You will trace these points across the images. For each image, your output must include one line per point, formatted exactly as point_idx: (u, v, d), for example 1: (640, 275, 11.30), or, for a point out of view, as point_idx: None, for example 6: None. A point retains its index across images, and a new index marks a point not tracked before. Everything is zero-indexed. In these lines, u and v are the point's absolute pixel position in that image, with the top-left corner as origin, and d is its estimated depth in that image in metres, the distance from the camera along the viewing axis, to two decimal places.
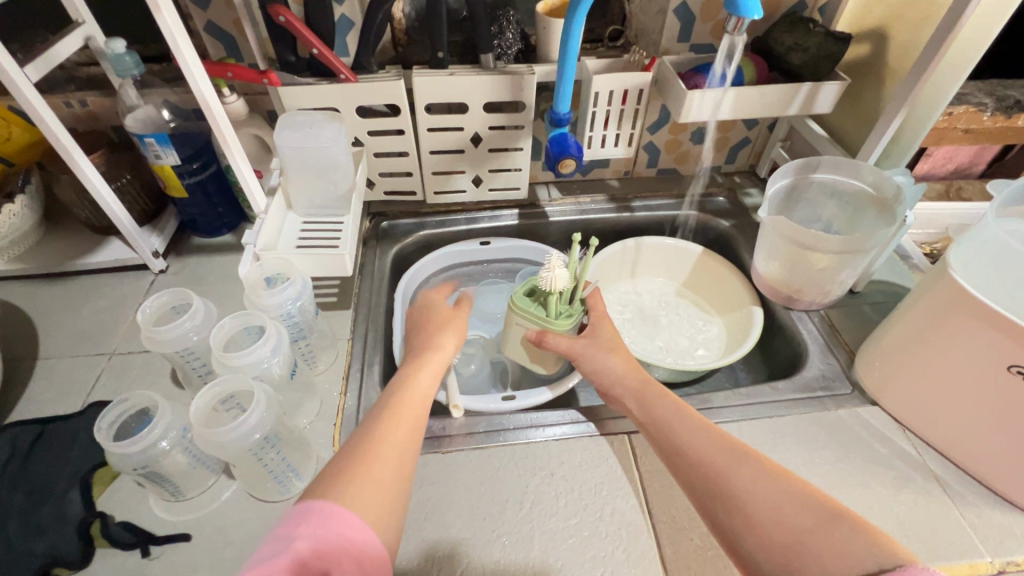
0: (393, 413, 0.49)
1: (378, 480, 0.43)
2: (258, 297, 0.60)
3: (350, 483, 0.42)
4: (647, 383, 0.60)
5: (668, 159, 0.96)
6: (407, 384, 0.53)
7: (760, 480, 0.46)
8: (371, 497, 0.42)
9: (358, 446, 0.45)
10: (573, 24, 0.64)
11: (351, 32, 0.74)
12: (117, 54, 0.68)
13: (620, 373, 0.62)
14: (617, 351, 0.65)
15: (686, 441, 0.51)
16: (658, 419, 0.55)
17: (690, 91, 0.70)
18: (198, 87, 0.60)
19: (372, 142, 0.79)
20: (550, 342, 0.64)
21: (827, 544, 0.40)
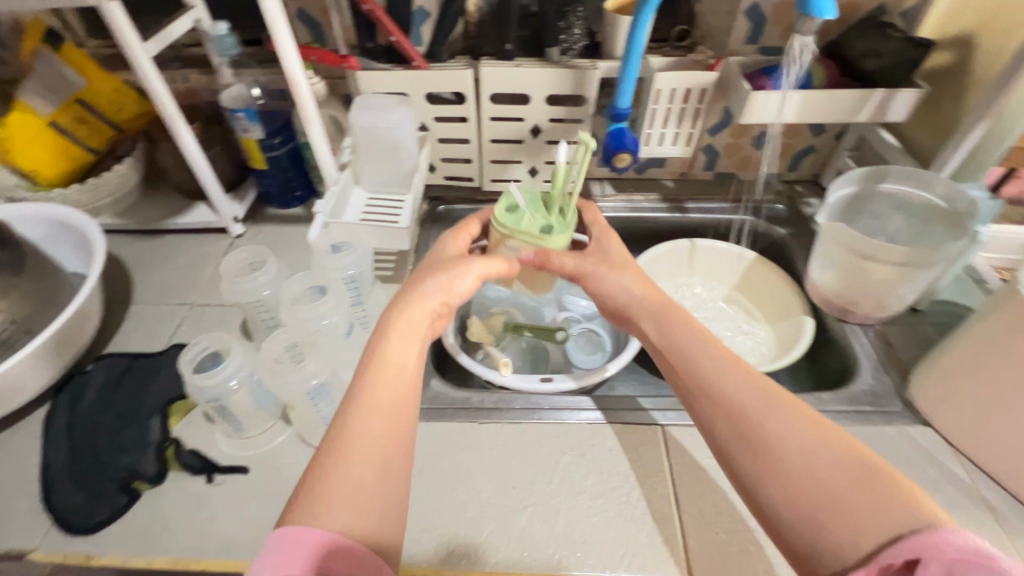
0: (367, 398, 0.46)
1: (352, 493, 0.40)
2: (325, 260, 0.66)
3: (322, 503, 0.39)
4: (667, 304, 0.58)
5: (727, 163, 0.96)
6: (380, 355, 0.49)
7: (793, 430, 0.44)
8: (350, 500, 0.40)
9: (333, 435, 0.44)
10: (640, 22, 0.66)
11: (427, 23, 0.78)
12: (219, 37, 0.76)
13: (637, 296, 0.60)
14: (628, 267, 0.62)
15: (710, 378, 0.50)
16: (682, 347, 0.54)
17: (754, 92, 0.70)
18: (289, 67, 0.66)
19: (437, 128, 0.83)
20: (552, 263, 0.63)
21: (858, 500, 0.39)
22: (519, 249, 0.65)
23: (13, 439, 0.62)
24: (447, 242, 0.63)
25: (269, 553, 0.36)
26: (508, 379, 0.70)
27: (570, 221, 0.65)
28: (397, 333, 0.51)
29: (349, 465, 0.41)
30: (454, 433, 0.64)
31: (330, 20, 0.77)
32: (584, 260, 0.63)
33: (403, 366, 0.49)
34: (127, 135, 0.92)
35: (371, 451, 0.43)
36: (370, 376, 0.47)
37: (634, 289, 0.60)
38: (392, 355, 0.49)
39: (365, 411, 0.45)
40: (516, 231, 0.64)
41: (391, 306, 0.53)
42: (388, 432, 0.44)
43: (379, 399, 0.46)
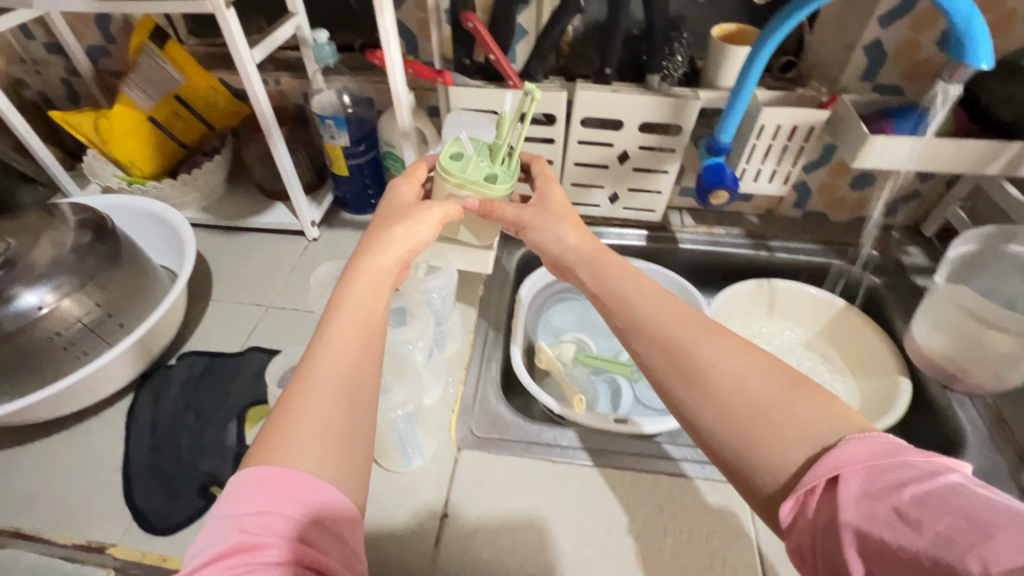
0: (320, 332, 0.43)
1: (309, 421, 0.37)
2: (411, 281, 0.62)
3: (281, 438, 0.36)
4: (602, 251, 0.54)
5: (819, 203, 0.91)
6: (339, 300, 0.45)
7: (727, 360, 0.43)
8: (301, 431, 0.37)
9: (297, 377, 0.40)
10: (760, 56, 0.62)
11: (524, 41, 0.77)
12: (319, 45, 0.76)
13: (573, 245, 0.56)
14: (569, 219, 0.58)
15: (654, 326, 0.47)
16: (620, 296, 0.50)
17: (873, 136, 0.65)
18: (393, 80, 0.65)
19: (523, 147, 0.81)
20: (496, 212, 0.59)
21: (786, 415, 0.40)
22: (461, 196, 0.60)
23: (100, 430, 0.64)
24: (399, 186, 0.59)
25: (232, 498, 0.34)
26: (581, 417, 0.67)
27: (515, 169, 0.62)
28: (368, 281, 0.47)
29: (305, 412, 0.38)
30: (527, 469, 0.62)
31: (428, 33, 0.77)
32: (524, 210, 0.59)
33: (371, 307, 0.45)
34: (216, 132, 0.93)
35: (335, 391, 0.39)
36: (336, 321, 0.44)
37: (568, 237, 0.56)
38: (359, 301, 0.45)
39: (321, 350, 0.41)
40: (458, 177, 0.59)
41: (358, 256, 0.49)
42: (352, 354, 0.42)
43: (336, 333, 0.42)
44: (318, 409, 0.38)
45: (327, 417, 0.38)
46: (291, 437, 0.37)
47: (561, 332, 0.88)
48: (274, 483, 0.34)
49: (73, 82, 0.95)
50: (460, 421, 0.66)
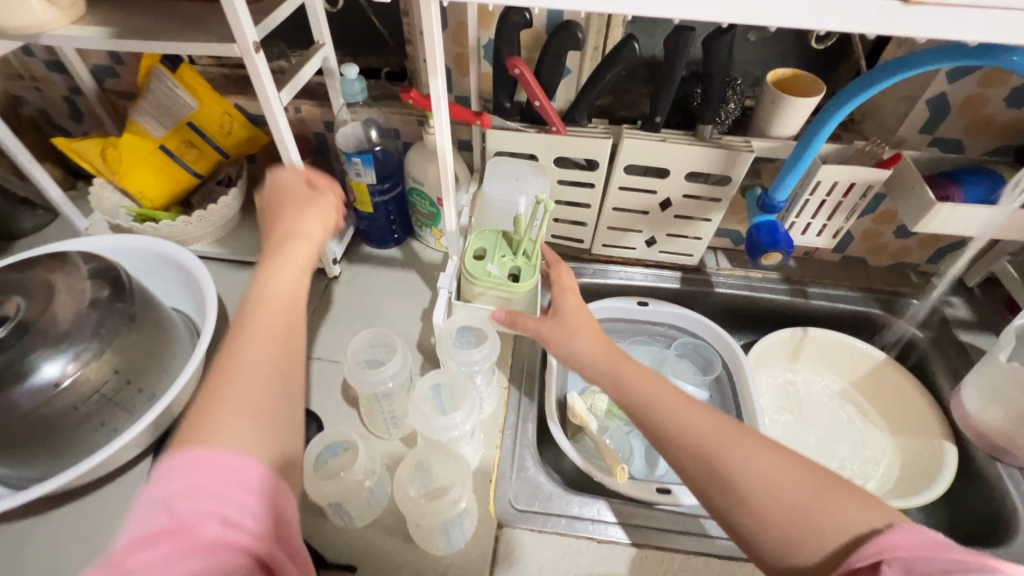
0: (247, 320, 0.44)
1: (243, 403, 0.39)
2: (452, 353, 0.58)
3: (215, 421, 0.38)
4: (619, 357, 0.52)
5: (859, 248, 0.88)
6: (264, 284, 0.47)
7: (754, 460, 0.43)
8: (235, 407, 0.38)
9: (218, 366, 0.41)
10: (837, 109, 0.57)
11: (567, 80, 0.72)
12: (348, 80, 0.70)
13: (588, 358, 0.53)
14: (588, 327, 0.55)
15: (675, 426, 0.46)
16: (643, 406, 0.48)
17: (939, 203, 0.61)
18: (441, 142, 0.54)
19: (561, 191, 0.77)
20: (520, 323, 0.56)
21: (820, 518, 0.39)
22: (487, 295, 0.60)
23: (120, 500, 0.61)
24: (281, 173, 0.58)
25: (168, 473, 0.34)
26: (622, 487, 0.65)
27: (538, 261, 0.60)
28: (290, 267, 0.49)
29: (234, 393, 0.39)
30: (571, 548, 0.59)
31: (464, 68, 0.71)
32: (541, 323, 0.56)
33: (294, 291, 0.47)
34: (232, 161, 0.88)
35: (265, 376, 0.41)
36: (255, 304, 0.45)
37: (585, 350, 0.53)
38: (281, 284, 0.47)
39: (248, 336, 0.43)
40: (481, 279, 0.59)
41: (274, 240, 0.51)
42: (275, 337, 0.43)
43: (260, 320, 0.44)
44: (253, 383, 0.40)
45: (263, 387, 0.40)
46: (220, 419, 0.38)
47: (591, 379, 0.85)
48: (192, 460, 0.35)
49: (76, 100, 0.89)
50: (498, 491, 0.63)
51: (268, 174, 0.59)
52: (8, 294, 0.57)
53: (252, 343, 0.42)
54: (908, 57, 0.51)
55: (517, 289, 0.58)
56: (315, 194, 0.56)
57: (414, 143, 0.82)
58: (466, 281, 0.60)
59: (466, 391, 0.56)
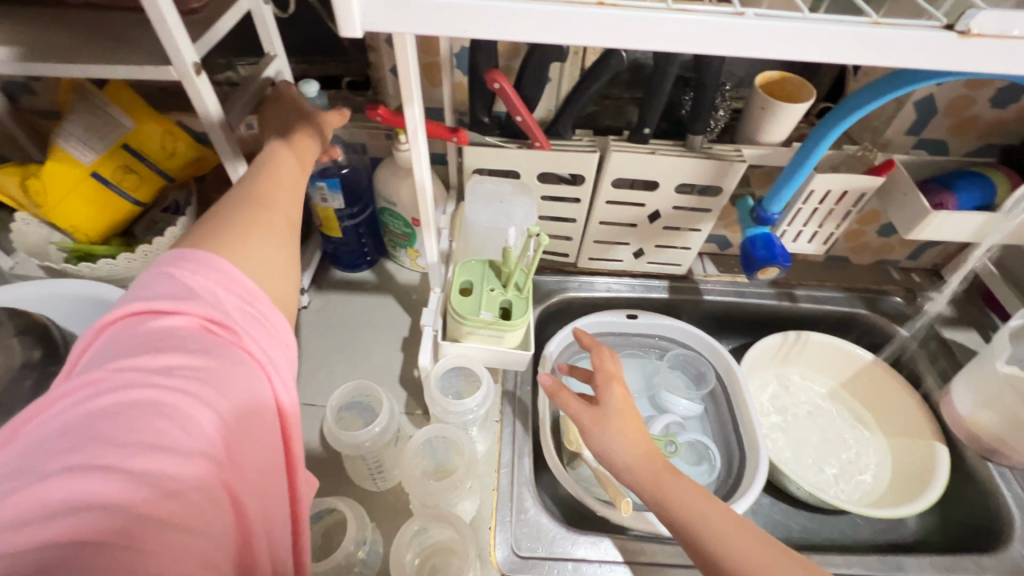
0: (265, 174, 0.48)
1: (259, 232, 0.42)
2: (445, 403, 0.53)
3: (233, 235, 0.40)
4: (666, 469, 0.51)
5: (844, 248, 0.87)
6: (278, 155, 0.51)
7: None
8: (257, 236, 0.41)
9: (238, 197, 0.44)
10: (835, 124, 0.54)
11: (548, 89, 0.67)
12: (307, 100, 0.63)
13: (630, 464, 0.52)
14: (632, 426, 0.54)
15: (731, 558, 0.46)
16: (692, 528, 0.48)
17: (933, 211, 0.60)
18: (419, 172, 0.49)
19: (545, 206, 0.72)
20: (563, 400, 0.54)
21: None
22: (477, 334, 0.55)
23: None
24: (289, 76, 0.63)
25: (188, 263, 0.36)
26: (627, 521, 0.63)
27: (530, 293, 0.56)
28: (300, 150, 0.53)
29: (253, 225, 0.42)
30: None
31: (435, 79, 0.65)
32: (583, 410, 0.54)
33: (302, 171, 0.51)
34: (178, 183, 0.79)
35: (282, 230, 0.44)
36: (272, 172, 0.48)
37: (625, 453, 0.52)
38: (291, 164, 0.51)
39: (266, 186, 0.46)
40: (471, 317, 0.54)
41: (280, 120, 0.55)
42: (287, 198, 0.47)
43: (276, 180, 0.47)
44: (272, 225, 0.43)
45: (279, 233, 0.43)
46: (242, 237, 0.40)
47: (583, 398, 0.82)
48: (219, 257, 0.37)
49: None
50: (500, 538, 0.59)
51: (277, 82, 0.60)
52: None
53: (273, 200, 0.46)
54: (940, 69, 0.45)
55: (510, 327, 0.54)
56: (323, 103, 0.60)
57: (383, 159, 0.75)
58: (454, 319, 0.55)
59: (464, 446, 0.53)
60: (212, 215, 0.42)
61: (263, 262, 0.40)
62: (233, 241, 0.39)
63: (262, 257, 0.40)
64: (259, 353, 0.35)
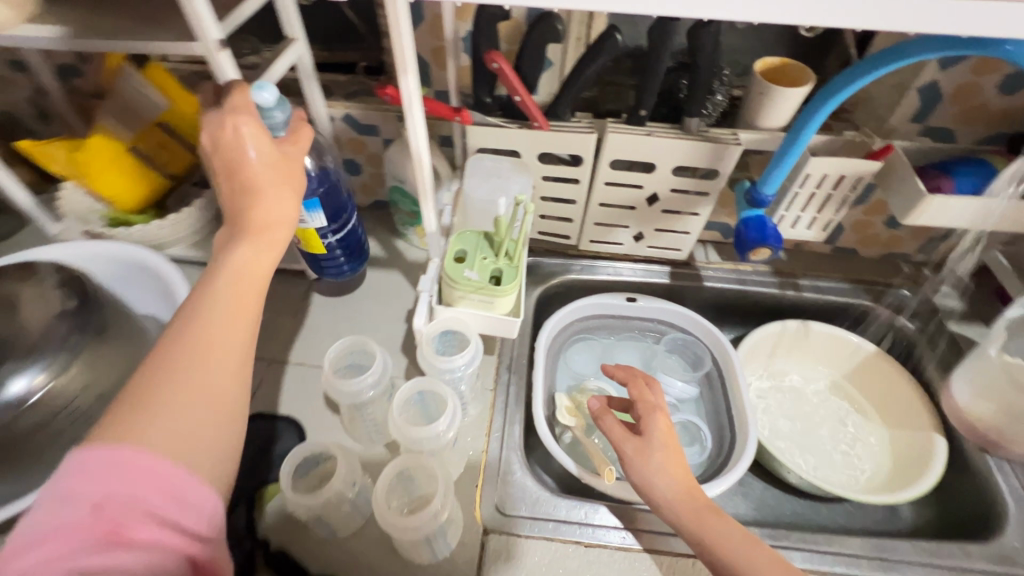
0: (205, 297, 0.41)
1: (182, 404, 0.37)
2: (435, 360, 0.57)
3: (154, 417, 0.36)
4: (709, 507, 0.51)
5: (851, 239, 0.87)
6: (226, 255, 0.42)
7: None
8: (185, 405, 0.37)
9: (171, 341, 0.39)
10: (821, 106, 0.56)
11: (550, 73, 0.69)
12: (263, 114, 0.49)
13: (670, 497, 0.52)
14: (672, 458, 0.54)
15: None
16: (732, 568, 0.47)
17: (930, 194, 0.60)
18: (416, 142, 0.53)
19: (545, 187, 0.75)
20: (603, 423, 0.58)
21: None
22: (467, 299, 0.58)
23: None
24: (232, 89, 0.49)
25: (90, 460, 0.34)
26: (610, 488, 0.65)
27: (520, 261, 0.59)
28: (256, 237, 0.43)
29: (187, 370, 0.38)
30: (558, 553, 0.59)
31: (443, 63, 0.69)
32: (625, 441, 0.56)
33: (257, 272, 0.43)
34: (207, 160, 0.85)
35: (222, 377, 0.39)
36: (219, 280, 0.41)
37: (664, 487, 0.52)
38: (249, 267, 0.43)
39: (204, 313, 0.40)
40: (463, 282, 0.57)
41: (229, 180, 0.44)
42: (237, 320, 0.41)
43: (218, 300, 0.40)
44: (213, 370, 0.38)
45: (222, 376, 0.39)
46: (161, 411, 0.36)
47: (579, 376, 0.84)
48: (130, 448, 0.34)
49: (40, 101, 0.86)
50: (486, 498, 0.62)
51: (215, 117, 0.44)
52: None
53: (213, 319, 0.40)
54: (907, 45, 0.49)
55: (498, 293, 0.57)
56: (288, 159, 0.47)
57: (394, 141, 0.79)
58: (447, 284, 0.58)
59: (446, 395, 0.56)
60: (141, 375, 0.37)
61: (188, 441, 0.36)
62: (160, 419, 0.36)
63: (184, 437, 0.36)
64: (185, 528, 0.35)
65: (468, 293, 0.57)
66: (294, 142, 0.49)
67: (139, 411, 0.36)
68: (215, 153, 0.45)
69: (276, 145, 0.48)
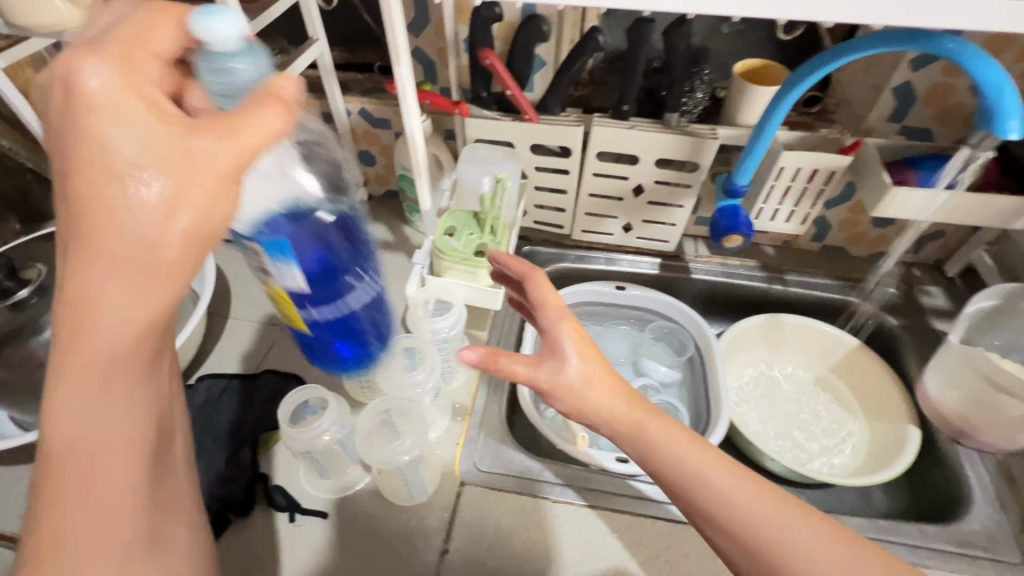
0: (81, 379, 0.31)
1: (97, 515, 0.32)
2: (423, 322, 0.64)
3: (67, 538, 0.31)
4: (640, 420, 0.47)
5: (839, 237, 0.89)
6: (96, 310, 0.30)
7: (810, 554, 0.41)
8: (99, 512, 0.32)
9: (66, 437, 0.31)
10: (787, 96, 0.59)
11: (543, 71, 0.76)
12: (216, 61, 0.35)
13: (605, 419, 0.48)
14: (585, 361, 0.49)
15: (725, 510, 0.44)
16: (681, 480, 0.45)
17: (894, 186, 0.63)
18: (408, 126, 0.60)
19: (538, 177, 0.81)
20: (502, 365, 0.47)
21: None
22: (454, 269, 0.65)
23: None
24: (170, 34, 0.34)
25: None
26: (582, 454, 0.69)
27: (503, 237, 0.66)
28: (135, 282, 0.30)
29: (99, 456, 0.32)
30: (527, 507, 0.63)
31: (446, 61, 0.76)
32: (539, 370, 0.48)
33: (143, 330, 0.31)
34: None
35: (130, 470, 0.33)
36: (81, 346, 0.30)
37: (595, 404, 0.48)
38: (120, 319, 0.30)
39: (92, 401, 0.31)
40: (449, 253, 0.64)
41: (83, 203, 0.29)
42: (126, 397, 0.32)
43: (106, 381, 0.31)
44: (112, 452, 0.32)
45: (131, 458, 0.33)
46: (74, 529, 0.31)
47: None
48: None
49: None
50: (466, 454, 0.67)
51: (52, 65, 0.29)
52: (34, 261, 0.65)
53: (111, 404, 0.32)
54: (853, 41, 0.53)
55: (480, 265, 0.63)
56: (184, 147, 0.29)
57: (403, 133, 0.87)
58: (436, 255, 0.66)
59: (429, 353, 0.64)
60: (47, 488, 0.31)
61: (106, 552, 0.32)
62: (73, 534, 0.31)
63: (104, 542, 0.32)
64: None
65: (454, 263, 0.64)
66: (204, 126, 0.30)
67: (51, 504, 0.31)
68: (54, 133, 0.29)
69: (178, 128, 0.30)
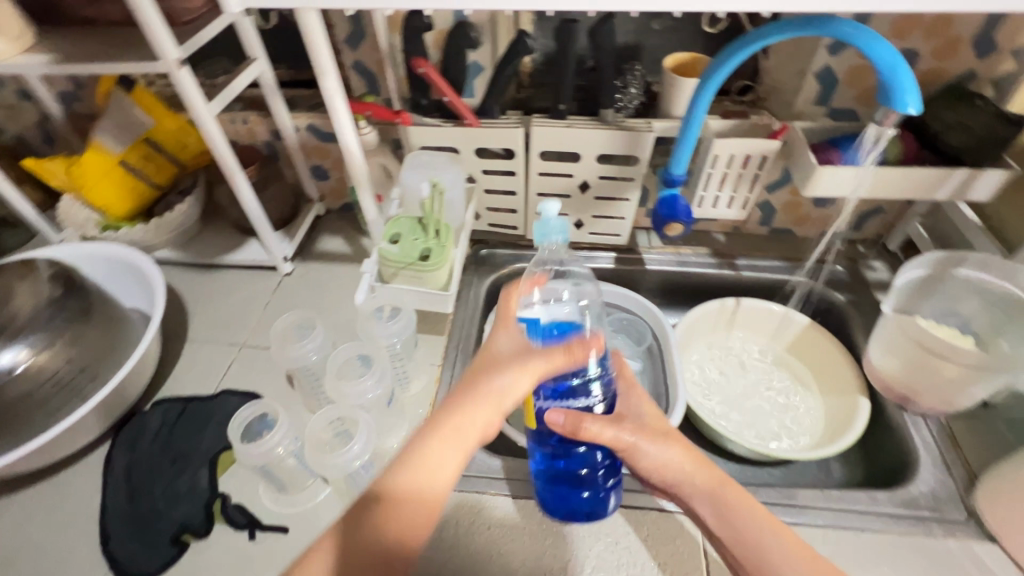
0: (409, 464, 0.48)
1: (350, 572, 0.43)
2: (373, 329, 0.68)
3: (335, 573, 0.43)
4: (721, 483, 0.54)
5: (784, 220, 0.91)
6: (455, 420, 0.50)
7: None
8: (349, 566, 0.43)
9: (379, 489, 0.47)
10: (708, 85, 0.61)
11: (481, 76, 0.77)
12: (540, 225, 0.64)
13: (687, 472, 0.55)
14: (671, 436, 0.58)
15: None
16: (753, 544, 0.50)
17: (821, 166, 0.66)
18: (343, 138, 0.63)
19: (485, 180, 0.82)
20: (586, 429, 0.54)
21: None
22: (399, 274, 0.66)
23: (81, 479, 0.68)
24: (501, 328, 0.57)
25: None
26: None
27: (446, 240, 0.67)
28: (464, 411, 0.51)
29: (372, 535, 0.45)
30: (488, 507, 0.64)
31: (386, 73, 0.77)
32: (623, 431, 0.56)
33: (459, 437, 0.50)
34: (188, 171, 0.95)
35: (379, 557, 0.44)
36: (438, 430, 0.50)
37: (676, 458, 0.56)
38: (409, 492, 0.47)
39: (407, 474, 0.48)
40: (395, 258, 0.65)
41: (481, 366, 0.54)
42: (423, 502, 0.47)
43: (416, 482, 0.47)
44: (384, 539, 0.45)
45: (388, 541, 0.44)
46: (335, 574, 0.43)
47: None
48: None
49: (47, 125, 0.97)
50: None
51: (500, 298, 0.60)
52: None
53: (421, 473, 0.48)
54: (763, 29, 0.56)
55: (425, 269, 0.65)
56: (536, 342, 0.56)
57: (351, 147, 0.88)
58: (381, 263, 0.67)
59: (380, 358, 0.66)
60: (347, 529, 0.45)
61: None
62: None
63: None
64: None
65: (399, 270, 0.66)
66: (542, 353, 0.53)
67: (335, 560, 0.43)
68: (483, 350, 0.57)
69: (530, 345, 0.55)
